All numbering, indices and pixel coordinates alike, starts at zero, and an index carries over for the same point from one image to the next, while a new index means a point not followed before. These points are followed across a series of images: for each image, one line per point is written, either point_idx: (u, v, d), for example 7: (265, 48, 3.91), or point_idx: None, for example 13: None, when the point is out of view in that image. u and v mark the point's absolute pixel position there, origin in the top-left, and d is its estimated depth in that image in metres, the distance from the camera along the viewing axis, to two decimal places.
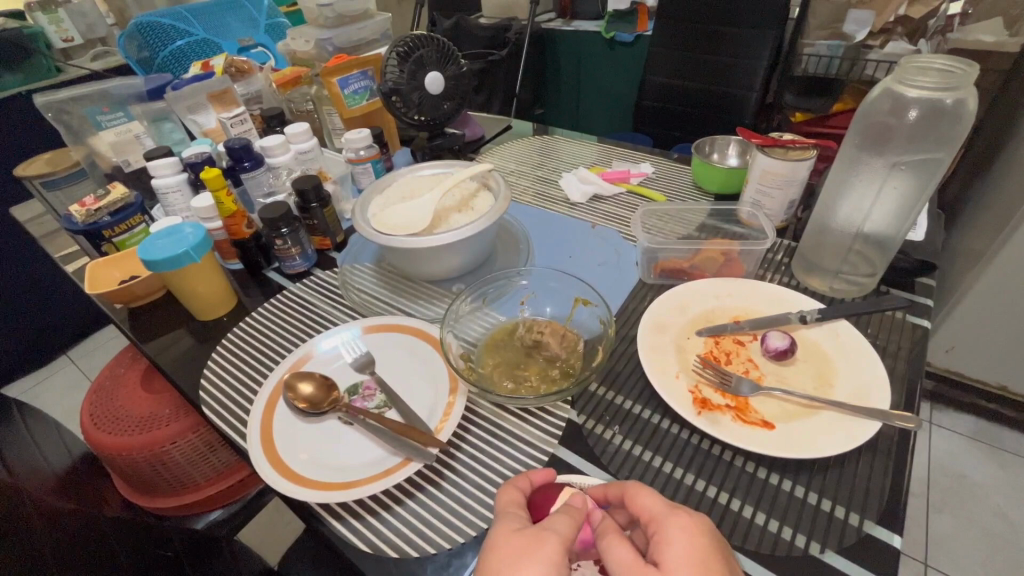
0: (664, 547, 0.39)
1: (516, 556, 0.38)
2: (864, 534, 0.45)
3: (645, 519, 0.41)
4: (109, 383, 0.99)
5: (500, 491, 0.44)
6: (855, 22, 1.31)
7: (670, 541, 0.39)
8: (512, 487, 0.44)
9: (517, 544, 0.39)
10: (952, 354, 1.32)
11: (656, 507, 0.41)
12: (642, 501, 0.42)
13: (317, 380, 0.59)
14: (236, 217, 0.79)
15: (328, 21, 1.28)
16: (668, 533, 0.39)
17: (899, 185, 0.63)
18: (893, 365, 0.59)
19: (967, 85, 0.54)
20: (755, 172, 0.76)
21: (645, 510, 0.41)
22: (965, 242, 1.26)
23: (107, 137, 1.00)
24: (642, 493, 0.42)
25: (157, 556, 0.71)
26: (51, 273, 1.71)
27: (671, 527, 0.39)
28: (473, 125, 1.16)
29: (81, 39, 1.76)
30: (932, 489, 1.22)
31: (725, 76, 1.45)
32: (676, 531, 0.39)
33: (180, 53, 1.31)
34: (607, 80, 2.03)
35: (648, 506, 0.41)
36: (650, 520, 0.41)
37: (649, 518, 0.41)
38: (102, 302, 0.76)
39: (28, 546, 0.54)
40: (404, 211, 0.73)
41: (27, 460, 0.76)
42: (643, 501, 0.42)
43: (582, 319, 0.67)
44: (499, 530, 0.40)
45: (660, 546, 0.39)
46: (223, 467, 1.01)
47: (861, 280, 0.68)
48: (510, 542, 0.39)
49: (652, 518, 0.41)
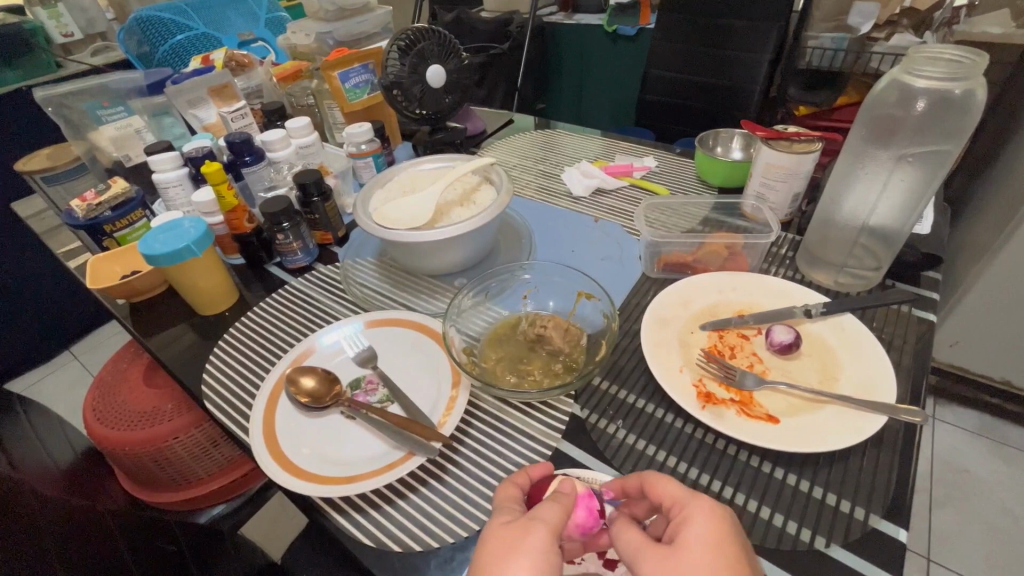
0: (684, 527, 0.39)
1: (502, 548, 0.38)
2: (870, 528, 0.44)
3: (667, 505, 0.41)
4: (111, 377, 0.99)
5: (499, 488, 0.44)
6: (861, 16, 1.24)
7: (693, 521, 0.39)
8: (509, 484, 0.44)
9: (505, 537, 0.39)
10: (956, 349, 1.31)
11: (678, 490, 0.41)
12: (662, 487, 0.41)
13: (320, 374, 0.59)
14: (237, 211, 0.79)
15: (328, 14, 1.27)
16: (689, 513, 0.39)
17: (905, 178, 0.63)
18: (898, 359, 0.59)
19: (977, 76, 0.53)
20: (759, 165, 0.75)
21: (665, 496, 0.41)
22: (970, 237, 1.25)
23: (107, 132, 1.00)
24: (660, 480, 0.42)
25: (161, 551, 0.71)
26: (53, 268, 1.71)
27: (696, 509, 0.39)
28: (474, 119, 1.15)
29: (81, 34, 1.76)
30: (935, 483, 1.22)
31: (729, 69, 1.44)
32: (696, 513, 0.39)
33: (180, 48, 1.29)
34: (609, 74, 2.02)
35: (669, 492, 0.41)
36: (672, 505, 0.41)
37: (671, 501, 0.41)
38: (104, 297, 0.76)
39: (31, 541, 0.54)
40: (405, 205, 0.72)
41: (30, 455, 0.76)
42: (663, 488, 0.41)
43: (585, 313, 0.66)
44: (490, 525, 0.41)
45: (682, 525, 0.39)
46: (226, 462, 1.01)
47: (867, 275, 0.67)
48: (498, 537, 0.39)
49: (672, 504, 0.41)
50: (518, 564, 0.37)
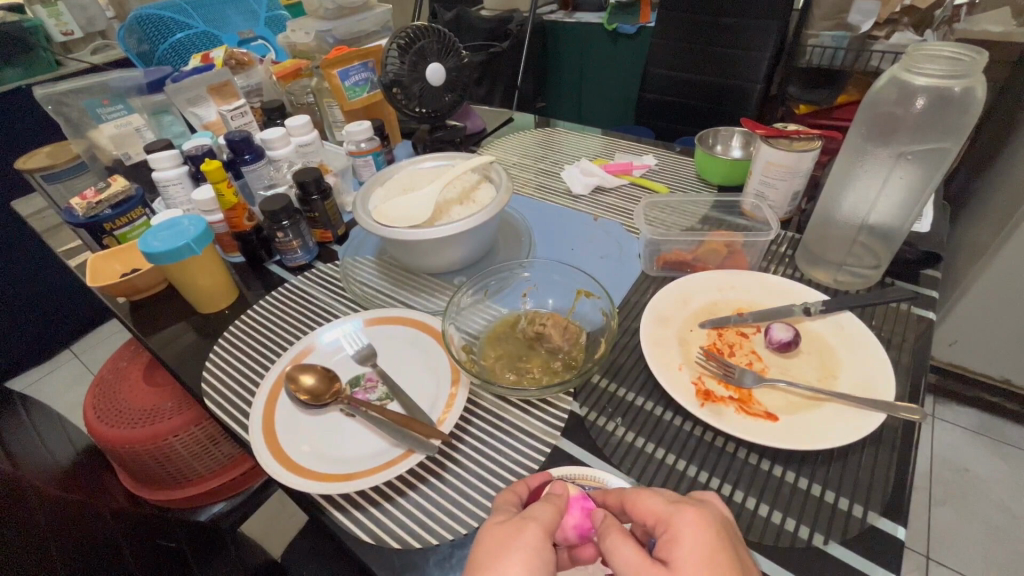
0: (672, 546, 0.38)
1: (496, 543, 0.39)
2: (868, 526, 0.44)
3: (652, 521, 0.41)
4: (111, 376, 0.99)
5: (499, 493, 0.44)
6: (861, 13, 1.23)
7: (680, 538, 0.38)
8: (508, 492, 0.44)
9: (499, 534, 0.39)
10: (956, 347, 1.32)
11: (660, 507, 0.41)
12: (643, 505, 0.41)
13: (319, 371, 0.59)
14: (237, 209, 0.79)
15: (328, 12, 1.28)
16: (675, 529, 0.39)
17: (905, 175, 0.63)
18: (898, 357, 0.59)
19: (976, 74, 0.53)
20: (758, 164, 0.75)
21: (648, 514, 0.41)
22: (969, 236, 1.25)
23: (107, 130, 1.00)
24: (643, 497, 0.42)
25: (160, 548, 0.71)
26: (53, 266, 1.72)
27: (681, 523, 0.39)
28: (474, 117, 1.15)
29: (81, 33, 1.76)
30: (934, 482, 1.22)
31: (729, 68, 1.44)
32: (681, 526, 0.39)
33: (180, 45, 1.29)
34: (609, 72, 2.02)
35: (652, 509, 0.41)
36: (656, 522, 0.41)
37: (655, 519, 0.41)
38: (104, 295, 0.76)
39: (31, 538, 0.54)
40: (404, 203, 0.72)
41: (30, 453, 0.77)
42: (646, 504, 0.41)
43: (584, 310, 0.66)
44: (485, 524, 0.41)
45: (669, 544, 0.39)
46: (227, 460, 1.01)
47: (866, 272, 0.68)
48: (492, 534, 0.40)
49: (657, 520, 0.41)
50: (513, 560, 0.37)
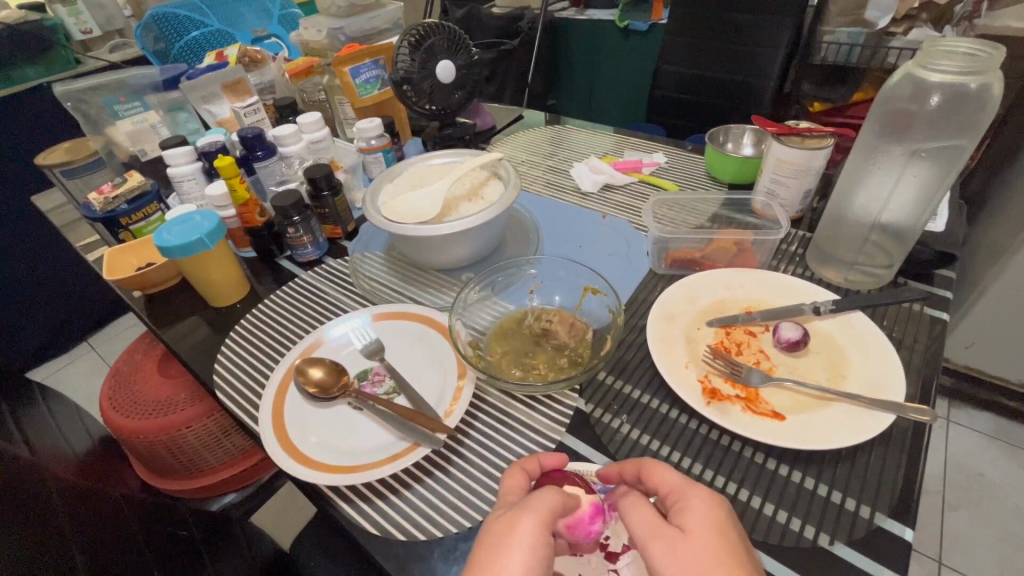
0: (683, 514, 0.39)
1: (498, 544, 0.39)
2: (874, 526, 0.44)
3: (663, 493, 0.42)
4: (126, 368, 1.00)
5: (507, 474, 0.45)
6: (878, 9, 1.22)
7: (691, 507, 0.39)
8: (519, 471, 0.45)
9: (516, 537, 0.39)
10: (971, 351, 1.29)
11: (675, 480, 0.41)
12: (659, 475, 0.42)
13: (328, 365, 0.60)
14: (249, 204, 0.80)
15: (341, 10, 1.29)
16: (686, 499, 0.40)
17: (919, 173, 0.62)
18: (909, 358, 0.58)
19: (993, 69, 0.52)
20: (770, 161, 0.75)
21: (662, 485, 0.42)
22: (987, 237, 1.23)
23: (124, 127, 1.04)
24: (658, 469, 0.42)
25: (172, 536, 0.72)
26: (73, 260, 1.75)
27: (693, 497, 0.40)
28: (484, 115, 1.15)
29: (99, 31, 1.78)
30: (947, 487, 1.20)
31: (745, 65, 1.42)
32: (695, 498, 0.40)
33: (195, 44, 1.31)
34: (621, 70, 2.01)
35: (666, 481, 0.42)
36: (669, 493, 0.41)
37: (668, 490, 0.41)
38: (120, 288, 0.77)
39: (50, 524, 0.55)
40: (413, 199, 0.73)
41: (49, 442, 0.79)
42: (661, 476, 0.42)
43: (592, 308, 0.66)
44: (491, 517, 0.41)
45: (681, 512, 0.39)
46: (237, 451, 1.03)
47: (877, 272, 0.67)
48: (503, 534, 0.39)
49: (670, 491, 0.41)
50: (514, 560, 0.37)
